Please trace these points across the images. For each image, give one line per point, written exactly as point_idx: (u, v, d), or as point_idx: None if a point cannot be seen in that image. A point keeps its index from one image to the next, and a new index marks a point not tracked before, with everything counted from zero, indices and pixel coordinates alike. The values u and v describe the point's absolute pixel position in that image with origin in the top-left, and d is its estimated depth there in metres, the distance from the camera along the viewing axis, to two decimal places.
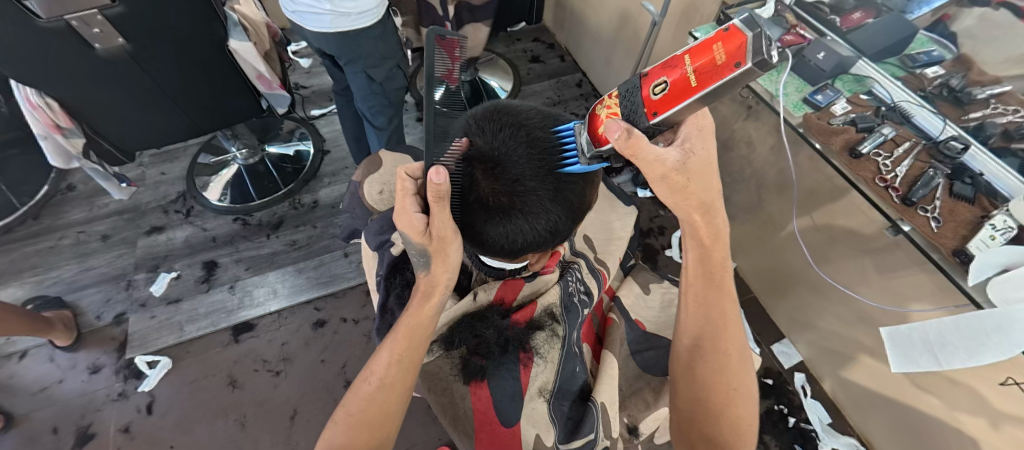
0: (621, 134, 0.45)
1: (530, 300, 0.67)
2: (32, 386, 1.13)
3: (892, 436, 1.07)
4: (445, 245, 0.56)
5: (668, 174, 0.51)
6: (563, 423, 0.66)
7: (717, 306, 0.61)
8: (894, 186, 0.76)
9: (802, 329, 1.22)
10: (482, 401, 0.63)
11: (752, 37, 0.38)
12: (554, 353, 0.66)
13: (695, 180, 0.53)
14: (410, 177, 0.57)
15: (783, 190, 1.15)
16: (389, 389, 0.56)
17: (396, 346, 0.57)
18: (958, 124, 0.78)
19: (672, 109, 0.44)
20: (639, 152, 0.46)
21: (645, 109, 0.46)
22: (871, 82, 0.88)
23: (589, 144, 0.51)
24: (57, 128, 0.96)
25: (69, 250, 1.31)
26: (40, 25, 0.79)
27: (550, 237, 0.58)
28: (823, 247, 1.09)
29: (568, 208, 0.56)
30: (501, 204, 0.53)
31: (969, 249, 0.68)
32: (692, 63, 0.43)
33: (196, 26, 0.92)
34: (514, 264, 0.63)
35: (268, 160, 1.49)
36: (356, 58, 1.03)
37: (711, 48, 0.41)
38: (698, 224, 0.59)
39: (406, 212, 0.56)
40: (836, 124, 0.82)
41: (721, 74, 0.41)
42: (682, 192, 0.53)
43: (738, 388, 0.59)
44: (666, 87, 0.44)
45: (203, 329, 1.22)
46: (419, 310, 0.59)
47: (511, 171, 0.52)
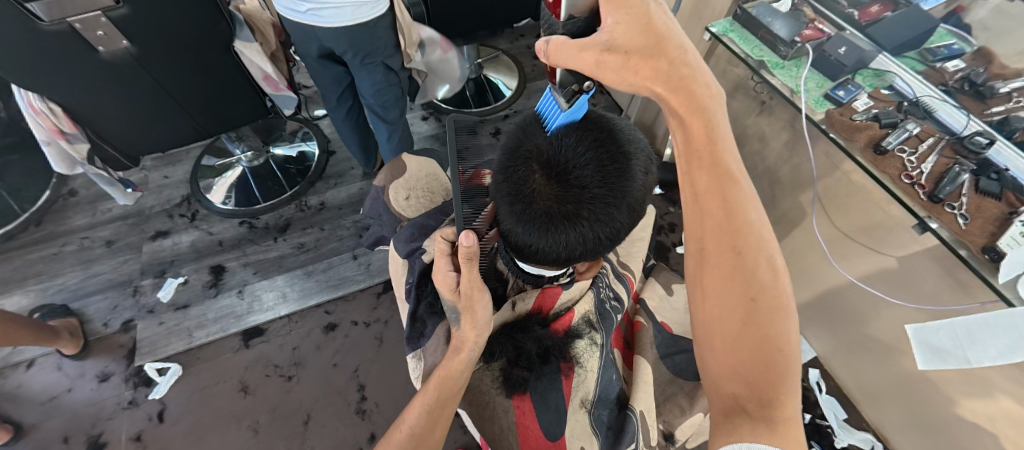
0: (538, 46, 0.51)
1: (567, 307, 0.66)
2: (40, 396, 1.11)
3: (907, 431, 1.07)
4: (475, 301, 0.57)
5: (598, 59, 0.47)
6: (604, 432, 0.66)
7: (711, 193, 0.49)
8: (920, 183, 0.76)
9: (816, 326, 1.22)
10: (526, 415, 0.62)
11: None
12: (593, 361, 0.65)
13: (637, 49, 0.46)
14: (446, 239, 0.60)
15: (798, 187, 1.14)
16: (419, 440, 0.55)
17: (427, 395, 0.57)
18: (982, 119, 0.77)
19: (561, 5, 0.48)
20: (560, 56, 0.49)
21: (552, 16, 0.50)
22: (891, 76, 0.86)
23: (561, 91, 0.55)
24: (60, 133, 0.94)
25: (73, 257, 1.29)
26: (43, 28, 0.77)
27: (609, 243, 0.56)
28: (840, 244, 1.07)
29: (631, 212, 0.55)
30: (565, 214, 0.52)
31: (999, 246, 0.68)
32: None
33: (201, 25, 0.90)
34: (554, 271, 0.60)
35: (273, 162, 1.47)
36: (374, 51, 1.03)
37: None
38: (663, 96, 0.48)
39: (439, 271, 0.58)
40: (859, 120, 0.82)
41: None
42: (633, 61, 0.46)
43: (758, 301, 0.47)
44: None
45: (213, 334, 1.20)
46: (448, 362, 0.59)
47: (573, 177, 0.52)
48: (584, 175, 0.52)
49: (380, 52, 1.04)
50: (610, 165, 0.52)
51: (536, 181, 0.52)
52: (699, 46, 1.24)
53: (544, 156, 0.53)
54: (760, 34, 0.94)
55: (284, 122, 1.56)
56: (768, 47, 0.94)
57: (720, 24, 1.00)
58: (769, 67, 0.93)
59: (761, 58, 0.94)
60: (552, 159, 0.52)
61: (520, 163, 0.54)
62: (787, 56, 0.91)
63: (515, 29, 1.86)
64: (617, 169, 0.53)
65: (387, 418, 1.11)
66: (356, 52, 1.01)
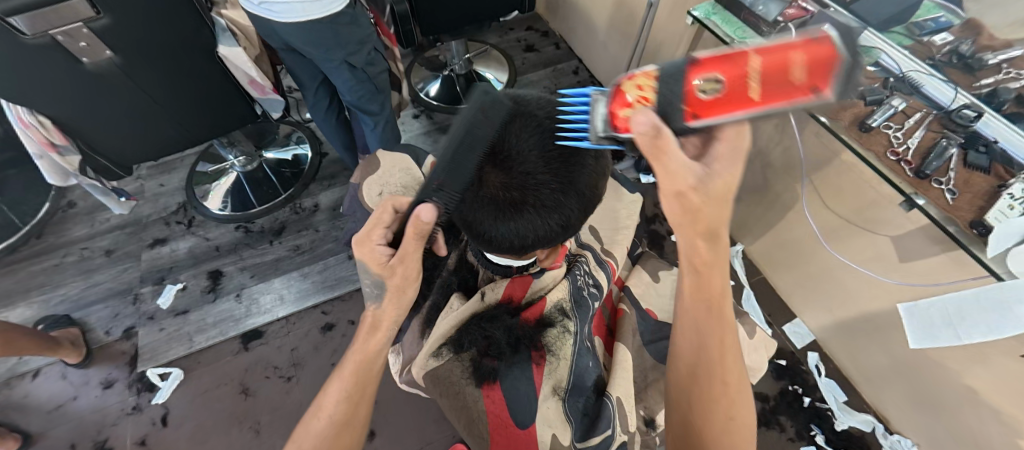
0: (649, 131, 0.45)
1: (539, 296, 0.67)
2: (46, 405, 1.13)
3: (908, 411, 1.06)
4: (407, 283, 0.58)
5: (683, 194, 0.49)
6: (579, 420, 0.65)
7: (713, 327, 0.55)
8: (906, 159, 0.74)
9: (813, 308, 1.21)
10: (495, 404, 0.61)
11: (836, 66, 0.39)
12: (566, 349, 0.65)
13: (704, 210, 0.50)
14: (392, 208, 0.59)
15: (789, 170, 1.13)
16: (340, 426, 0.55)
17: (346, 380, 0.57)
18: (970, 92, 0.76)
19: (714, 117, 0.44)
20: (662, 157, 0.46)
21: (687, 109, 0.45)
22: (878, 52, 0.83)
23: (603, 122, 0.49)
24: (51, 145, 0.95)
25: (73, 267, 1.31)
26: (27, 41, 0.78)
27: (561, 231, 0.57)
28: (834, 226, 1.06)
29: (580, 199, 0.55)
30: (512, 199, 0.52)
31: (987, 220, 0.67)
32: (761, 64, 0.41)
33: (184, 33, 0.91)
34: (521, 261, 0.62)
35: (266, 166, 1.48)
36: (335, 47, 1.01)
37: (755, 58, 0.41)
38: (693, 250, 0.53)
39: (371, 242, 0.57)
40: (844, 98, 0.80)
41: (789, 96, 0.41)
42: (695, 215, 0.50)
43: (734, 420, 0.54)
44: (716, 90, 0.43)
45: (212, 338, 1.22)
46: (366, 345, 0.59)
47: (517, 165, 0.51)
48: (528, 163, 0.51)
49: (344, 47, 1.03)
50: (557, 153, 0.52)
51: (484, 170, 0.52)
52: (686, 31, 1.22)
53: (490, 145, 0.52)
54: (743, 15, 0.93)
55: (276, 126, 1.57)
56: (751, 28, 0.92)
57: (702, 7, 0.99)
58: (752, 49, 0.91)
59: (743, 40, 0.92)
60: (497, 147, 0.52)
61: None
62: (770, 36, 0.89)
63: (503, 23, 1.85)
64: (562, 156, 0.52)
65: (386, 414, 1.12)
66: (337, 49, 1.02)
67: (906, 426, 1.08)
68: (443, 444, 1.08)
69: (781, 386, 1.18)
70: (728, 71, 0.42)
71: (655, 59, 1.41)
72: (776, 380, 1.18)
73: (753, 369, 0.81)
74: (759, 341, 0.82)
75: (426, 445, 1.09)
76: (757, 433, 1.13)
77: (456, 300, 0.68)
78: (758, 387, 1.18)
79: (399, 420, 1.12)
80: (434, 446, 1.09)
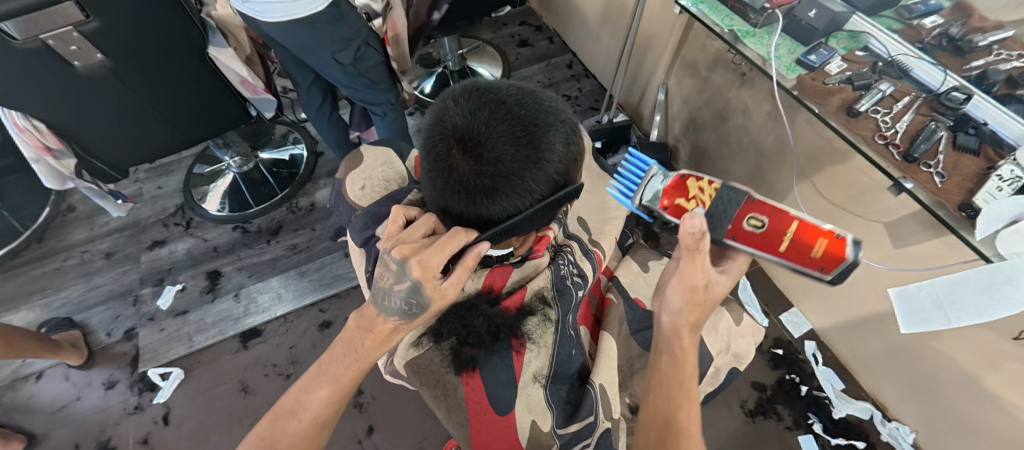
0: (698, 232, 0.52)
1: (519, 286, 0.68)
2: (50, 406, 1.15)
3: (906, 397, 1.06)
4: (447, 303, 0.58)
5: (693, 287, 0.56)
6: (561, 407, 0.66)
7: (681, 397, 0.57)
8: (895, 142, 0.73)
9: (809, 297, 1.20)
10: (475, 391, 0.61)
11: (844, 265, 0.54)
12: (547, 338, 0.66)
13: (696, 304, 0.58)
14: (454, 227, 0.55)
15: (781, 158, 1.12)
16: (319, 427, 0.55)
17: (338, 386, 0.56)
18: (959, 73, 0.76)
19: (742, 245, 0.56)
20: (700, 252, 0.54)
21: (730, 229, 0.56)
22: (866, 37, 0.84)
23: (652, 194, 0.61)
24: (46, 149, 0.95)
25: (74, 270, 1.33)
26: (18, 46, 0.78)
27: (534, 217, 0.58)
28: (828, 213, 1.06)
29: (551, 186, 0.56)
30: (482, 186, 0.53)
31: (975, 202, 0.66)
32: (796, 233, 0.55)
33: (174, 35, 0.92)
34: (501, 251, 0.63)
35: (262, 167, 1.48)
36: (320, 46, 1.01)
37: (794, 226, 0.55)
38: (675, 332, 0.59)
39: (433, 266, 0.53)
40: (831, 84, 0.79)
41: (796, 259, 0.56)
42: (694, 304, 0.57)
43: None
44: (756, 229, 0.56)
45: (212, 338, 1.23)
46: (368, 354, 0.57)
47: (488, 152, 0.52)
48: (499, 150, 0.52)
49: (326, 45, 1.02)
50: (527, 141, 0.52)
51: (455, 158, 0.53)
52: (678, 21, 1.22)
53: (460, 133, 0.52)
54: (730, 3, 0.92)
55: (271, 126, 1.57)
56: (738, 16, 0.92)
57: None
58: (739, 37, 0.90)
59: (730, 28, 0.92)
60: (467, 135, 0.52)
61: (440, 141, 0.54)
62: (757, 24, 0.89)
63: (497, 19, 1.85)
64: (532, 143, 0.53)
65: (384, 410, 1.13)
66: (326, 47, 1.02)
67: (903, 412, 1.08)
68: (440, 438, 1.09)
69: (778, 375, 1.18)
70: (768, 223, 0.56)
71: (647, 50, 1.40)
72: (773, 370, 1.18)
73: (741, 356, 0.81)
74: (747, 328, 0.83)
75: (424, 439, 1.09)
76: (754, 423, 1.13)
77: None
78: (755, 377, 1.18)
79: (397, 416, 1.12)
80: (432, 440, 1.09)
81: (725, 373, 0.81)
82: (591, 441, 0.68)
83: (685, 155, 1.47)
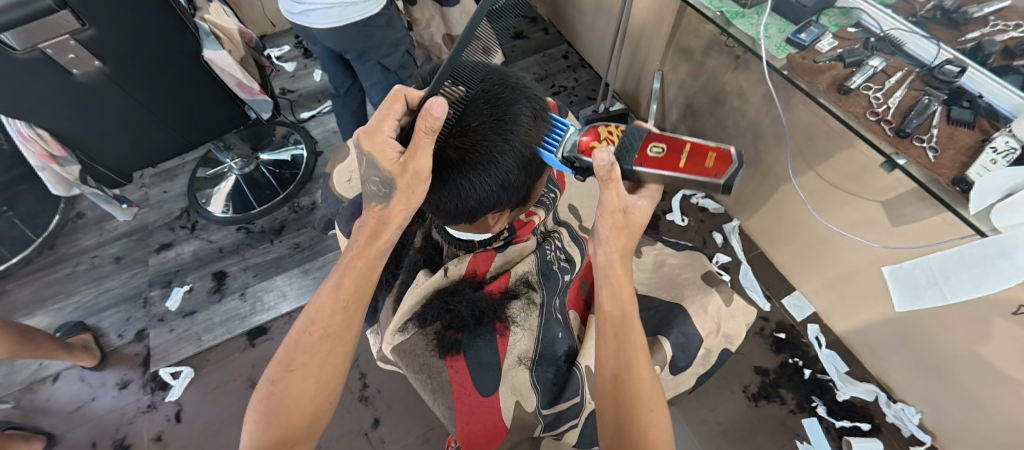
0: (607, 165, 0.52)
1: (503, 271, 0.69)
2: (67, 406, 1.18)
3: (910, 377, 1.05)
4: (418, 181, 0.55)
5: (611, 211, 0.57)
6: (548, 388, 0.67)
7: (625, 330, 0.59)
8: (887, 118, 0.72)
9: (810, 280, 1.20)
10: (459, 374, 0.62)
11: (734, 168, 0.53)
12: (532, 321, 0.67)
13: (621, 232, 0.59)
14: (402, 100, 0.57)
15: (778, 141, 1.11)
16: (331, 337, 0.56)
17: (341, 291, 0.57)
18: (953, 46, 0.74)
19: (651, 169, 0.55)
20: (614, 181, 0.54)
21: (636, 157, 0.55)
22: (859, 13, 0.83)
23: (571, 146, 0.57)
24: (50, 157, 0.98)
25: (85, 275, 1.36)
26: (18, 57, 0.79)
27: (505, 192, 0.59)
28: (826, 195, 1.05)
29: (518, 159, 0.58)
30: (450, 158, 0.56)
31: (969, 176, 0.65)
32: (689, 148, 0.54)
33: (170, 39, 0.93)
34: (481, 235, 0.67)
35: (263, 168, 1.50)
36: (372, 48, 1.06)
37: (683, 144, 0.55)
38: (609, 270, 0.61)
39: (383, 137, 0.56)
40: (822, 62, 0.78)
41: (696, 173, 0.54)
42: (620, 231, 0.59)
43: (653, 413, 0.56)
44: (658, 152, 0.55)
45: (220, 337, 1.25)
46: (364, 250, 0.59)
47: (454, 122, 0.56)
48: (467, 116, 0.56)
49: (377, 49, 1.07)
50: (492, 113, 0.57)
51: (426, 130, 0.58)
52: (670, 6, 1.20)
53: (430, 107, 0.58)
54: None
55: (271, 128, 1.59)
56: None
57: None
58: (729, 19, 0.89)
59: (720, 10, 0.91)
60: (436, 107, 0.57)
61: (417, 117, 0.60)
62: (746, 4, 0.88)
63: None
64: (499, 114, 0.57)
65: (389, 403, 1.14)
66: (356, 50, 1.06)
67: (908, 392, 1.07)
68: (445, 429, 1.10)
69: (781, 359, 1.17)
70: (664, 145, 0.55)
71: (641, 37, 1.39)
72: (776, 354, 1.18)
73: (733, 337, 0.82)
74: (739, 310, 0.83)
75: (429, 430, 1.11)
76: (757, 407, 1.12)
77: (422, 274, 0.69)
78: (757, 361, 1.17)
79: (402, 409, 1.14)
80: (436, 431, 1.11)
81: (718, 355, 0.81)
82: (578, 422, 0.71)
83: None
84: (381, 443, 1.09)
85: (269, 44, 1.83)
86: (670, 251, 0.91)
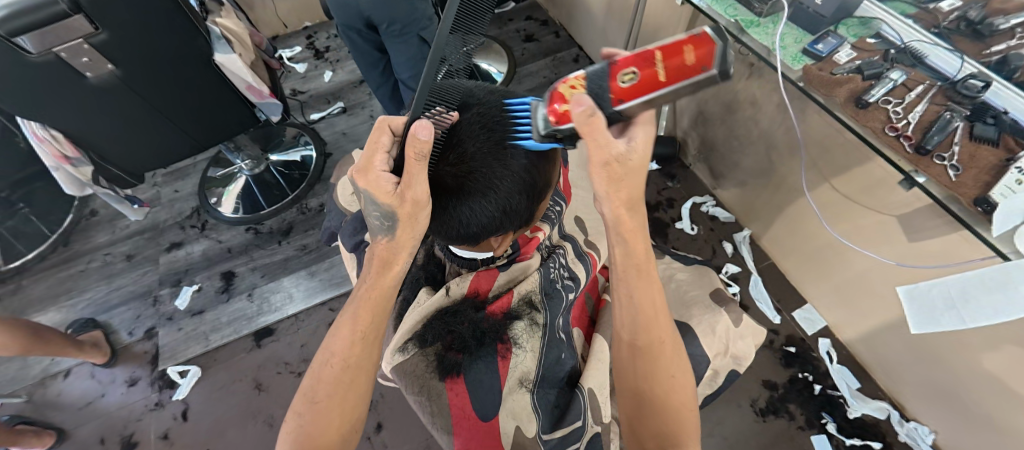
0: (585, 112, 0.47)
1: (506, 289, 0.68)
2: (78, 402, 1.20)
3: (926, 398, 1.02)
4: (419, 210, 0.54)
5: (609, 163, 0.51)
6: (550, 411, 0.67)
7: (642, 297, 0.57)
8: (906, 135, 0.70)
9: (824, 294, 1.17)
10: (460, 397, 0.61)
11: (720, 49, 0.44)
12: (534, 342, 0.66)
13: (625, 178, 0.53)
14: (389, 132, 0.57)
15: (793, 151, 1.09)
16: (349, 367, 0.55)
17: (359, 322, 0.57)
18: (978, 59, 0.72)
19: (638, 98, 0.48)
20: (596, 135, 0.49)
21: (612, 95, 0.48)
22: (878, 23, 0.80)
23: (544, 120, 0.51)
24: (64, 158, 0.98)
25: (97, 272, 1.38)
26: (32, 60, 0.80)
27: (508, 215, 0.59)
28: (841, 209, 1.02)
29: (520, 183, 0.57)
30: (452, 187, 0.55)
31: (992, 196, 0.62)
32: (663, 59, 0.46)
33: (183, 43, 0.94)
34: (484, 253, 0.66)
35: (273, 169, 1.51)
36: (420, 20, 1.11)
37: (653, 56, 0.47)
38: (623, 221, 0.55)
39: (374, 170, 0.55)
40: (839, 74, 0.75)
41: (682, 77, 0.46)
42: (617, 183, 0.53)
43: (675, 377, 0.58)
44: (634, 77, 0.47)
45: (227, 337, 1.26)
46: (377, 282, 0.58)
47: (455, 152, 0.56)
48: (462, 142, 0.55)
49: (418, 22, 1.10)
50: (492, 138, 0.56)
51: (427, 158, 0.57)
52: (682, 12, 1.18)
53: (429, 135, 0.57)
54: None
55: (281, 129, 1.59)
56: (743, 6, 0.88)
57: None
58: (744, 28, 0.87)
59: (734, 18, 0.89)
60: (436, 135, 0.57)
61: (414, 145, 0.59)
62: (762, 13, 0.85)
63: (502, 15, 1.84)
64: (498, 137, 0.56)
65: (393, 407, 1.15)
66: (397, 23, 1.08)
67: (922, 412, 1.05)
68: None
69: (790, 374, 1.15)
70: (631, 66, 0.47)
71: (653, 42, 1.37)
72: (785, 368, 1.16)
73: (742, 358, 0.80)
74: (748, 329, 0.81)
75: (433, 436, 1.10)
76: (765, 422, 1.10)
77: (425, 293, 0.69)
78: (765, 375, 1.15)
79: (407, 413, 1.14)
80: None
81: (725, 376, 0.80)
82: (581, 445, 0.69)
83: (694, 149, 1.44)
84: (383, 448, 1.09)
85: (279, 46, 1.84)
86: (679, 265, 0.90)
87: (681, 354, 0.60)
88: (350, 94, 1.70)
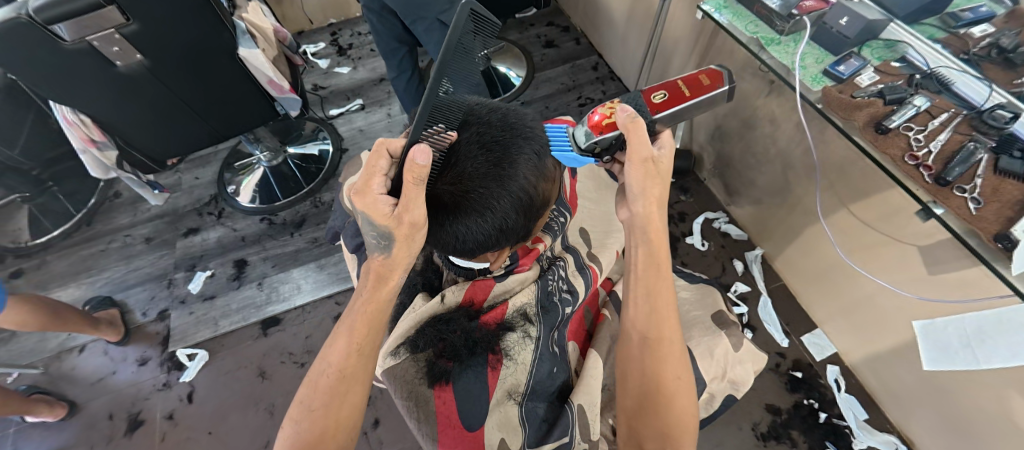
0: (629, 114, 0.57)
1: (501, 301, 0.69)
2: (90, 377, 1.24)
3: (935, 434, 0.99)
4: (416, 231, 0.55)
5: (648, 161, 0.58)
6: (538, 425, 0.67)
7: (656, 293, 0.61)
8: (926, 164, 0.67)
9: (834, 319, 1.14)
10: (448, 405, 0.62)
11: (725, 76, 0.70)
12: (525, 354, 0.66)
13: (655, 179, 0.59)
14: (387, 156, 0.57)
15: (810, 172, 1.07)
16: (344, 377, 0.56)
17: (355, 334, 0.57)
18: (1008, 89, 0.69)
19: (671, 109, 0.65)
20: (633, 134, 0.57)
21: (650, 109, 0.64)
22: (903, 47, 0.78)
23: (586, 136, 0.61)
24: (91, 141, 1.01)
25: (117, 253, 1.43)
26: (65, 47, 0.83)
27: (504, 235, 0.59)
28: (856, 235, 1.00)
29: (516, 204, 0.57)
30: (448, 206, 0.56)
31: (1014, 233, 0.60)
32: (685, 84, 0.68)
33: (208, 36, 0.96)
34: (480, 264, 0.66)
35: (290, 161, 1.54)
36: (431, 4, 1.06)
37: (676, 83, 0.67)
38: (646, 222, 0.60)
39: (371, 192, 0.55)
40: (859, 98, 0.74)
41: (703, 92, 0.68)
42: (649, 183, 0.59)
43: (680, 381, 0.58)
44: (663, 95, 0.65)
45: (235, 323, 1.29)
46: (374, 295, 0.59)
47: (451, 171, 0.56)
48: (460, 163, 0.56)
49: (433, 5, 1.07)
50: (489, 160, 0.56)
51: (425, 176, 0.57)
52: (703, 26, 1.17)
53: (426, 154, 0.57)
54: (755, 8, 0.87)
55: (300, 123, 1.62)
56: (764, 23, 0.87)
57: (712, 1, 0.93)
58: (764, 45, 0.86)
59: (754, 35, 0.87)
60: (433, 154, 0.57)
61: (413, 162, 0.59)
62: (783, 31, 0.84)
63: (523, 20, 1.84)
64: (496, 158, 0.56)
65: (390, 405, 1.15)
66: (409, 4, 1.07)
67: None
68: None
69: (795, 399, 1.13)
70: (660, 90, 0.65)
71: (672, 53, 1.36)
72: (790, 393, 1.13)
73: (739, 382, 0.79)
74: (748, 354, 0.80)
75: None
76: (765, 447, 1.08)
77: (420, 299, 0.69)
78: (769, 399, 1.13)
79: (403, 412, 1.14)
80: None
81: (722, 400, 0.78)
82: None
83: (709, 164, 1.42)
84: (379, 444, 1.11)
85: (303, 41, 1.87)
86: (683, 284, 0.89)
87: (686, 360, 0.61)
88: (370, 92, 1.72)
